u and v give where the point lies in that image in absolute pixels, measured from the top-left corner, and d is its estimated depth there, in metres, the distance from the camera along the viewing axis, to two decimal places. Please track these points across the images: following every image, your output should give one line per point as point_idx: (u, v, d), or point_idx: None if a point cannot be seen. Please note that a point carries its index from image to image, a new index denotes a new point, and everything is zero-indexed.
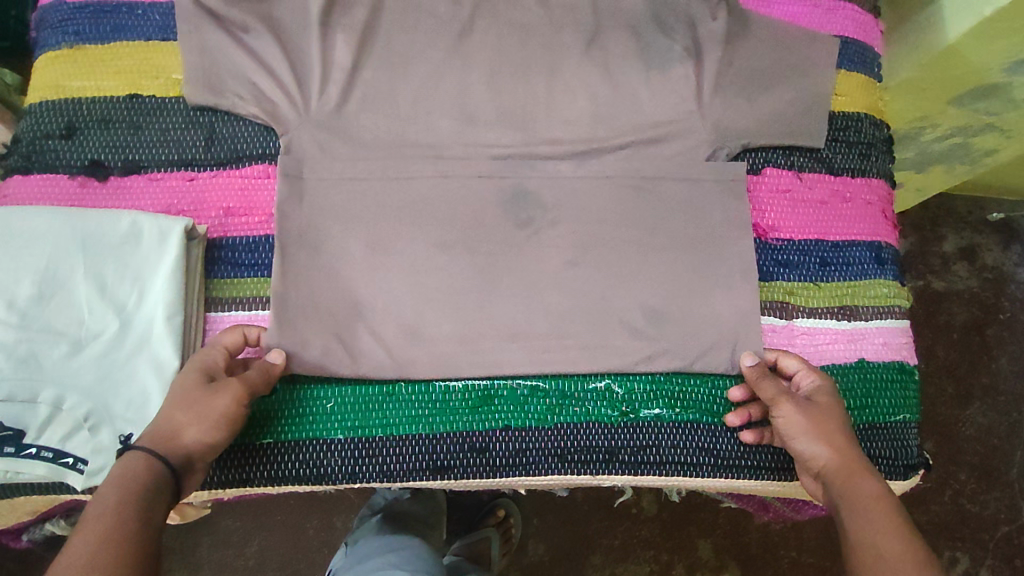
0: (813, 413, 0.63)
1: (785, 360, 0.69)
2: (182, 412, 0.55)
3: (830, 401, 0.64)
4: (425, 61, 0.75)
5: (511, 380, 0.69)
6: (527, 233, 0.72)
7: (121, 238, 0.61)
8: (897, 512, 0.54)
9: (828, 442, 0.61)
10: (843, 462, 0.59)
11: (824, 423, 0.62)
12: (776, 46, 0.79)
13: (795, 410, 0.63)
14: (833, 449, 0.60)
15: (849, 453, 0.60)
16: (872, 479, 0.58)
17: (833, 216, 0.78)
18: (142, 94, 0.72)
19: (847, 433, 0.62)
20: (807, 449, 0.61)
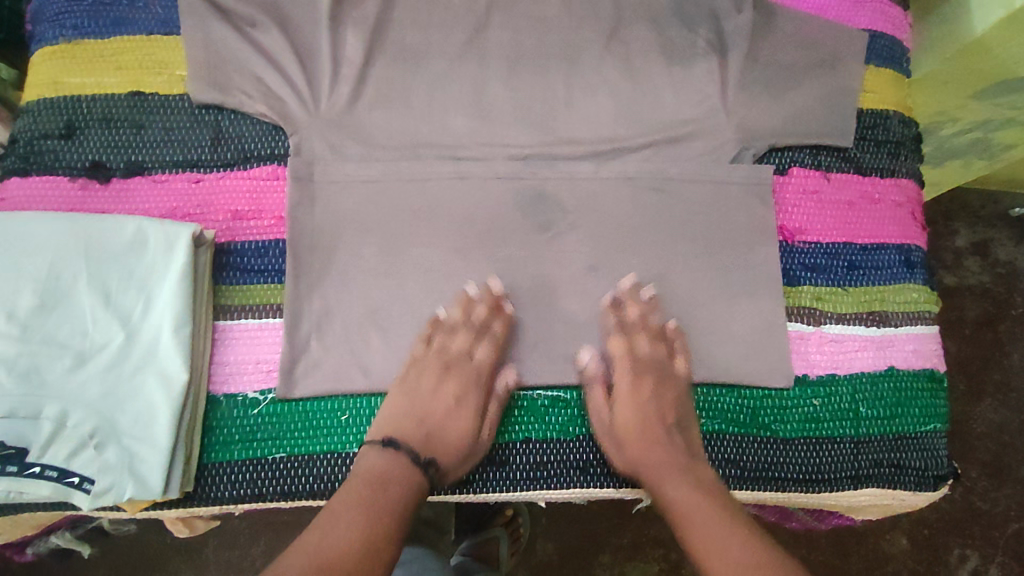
0: (635, 405, 0.64)
1: (630, 306, 0.67)
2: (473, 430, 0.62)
3: (650, 382, 0.65)
4: (440, 55, 0.72)
5: (532, 390, 0.66)
6: (546, 237, 0.69)
7: (126, 245, 0.58)
8: (704, 515, 0.55)
9: (638, 438, 0.63)
10: (654, 456, 0.61)
11: (646, 415, 0.64)
12: (803, 41, 0.76)
13: (620, 407, 0.65)
14: (649, 443, 0.62)
15: (652, 446, 0.62)
16: (677, 483, 0.59)
17: (862, 218, 0.75)
18: (145, 91, 0.69)
19: (661, 422, 0.63)
20: (623, 451, 0.63)
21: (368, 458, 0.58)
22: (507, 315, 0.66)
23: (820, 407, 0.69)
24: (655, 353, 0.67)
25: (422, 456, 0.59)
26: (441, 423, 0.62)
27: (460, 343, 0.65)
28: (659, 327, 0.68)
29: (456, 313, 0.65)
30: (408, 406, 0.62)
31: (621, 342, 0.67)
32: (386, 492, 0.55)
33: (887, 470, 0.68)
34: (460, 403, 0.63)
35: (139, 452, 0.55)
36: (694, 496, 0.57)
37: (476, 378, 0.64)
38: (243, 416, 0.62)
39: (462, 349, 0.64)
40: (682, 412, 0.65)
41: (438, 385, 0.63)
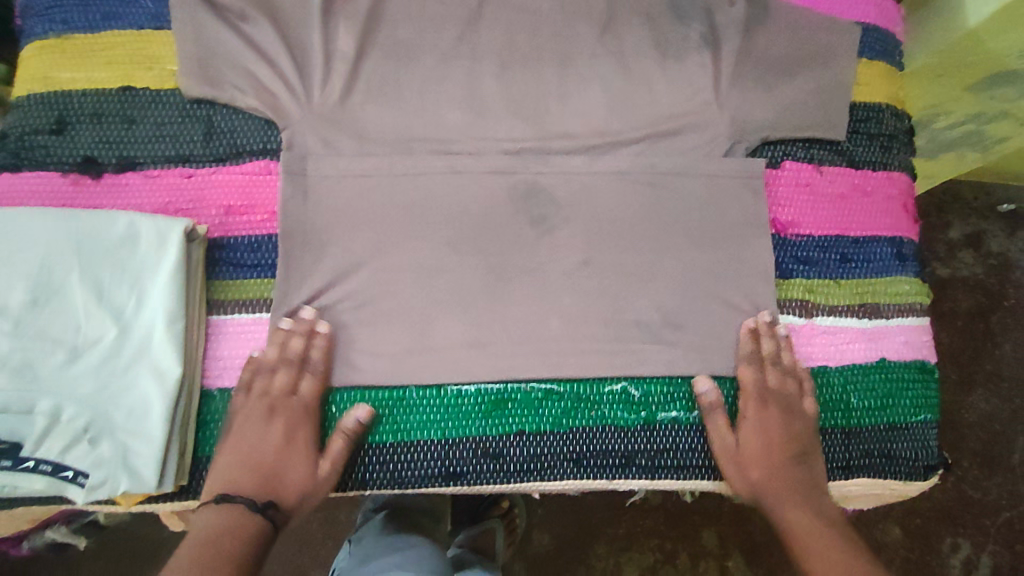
0: (762, 434, 0.65)
1: (764, 339, 0.68)
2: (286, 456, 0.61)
3: (778, 412, 0.66)
4: (432, 49, 0.72)
5: (526, 383, 0.66)
6: (539, 231, 0.70)
7: (117, 241, 0.58)
8: (821, 549, 0.59)
9: (766, 468, 0.64)
10: (782, 491, 0.64)
11: (773, 445, 0.65)
12: (795, 34, 0.76)
13: (744, 432, 0.66)
14: (769, 475, 0.64)
15: (778, 477, 0.64)
16: (799, 513, 0.62)
17: (854, 211, 0.76)
18: (136, 86, 0.68)
19: (787, 454, 0.65)
20: (748, 478, 0.65)
21: (202, 513, 0.56)
22: (324, 337, 0.64)
23: (811, 398, 0.69)
24: (773, 384, 0.67)
25: (261, 502, 0.58)
26: (278, 467, 0.60)
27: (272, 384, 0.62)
28: (792, 363, 0.69)
29: (274, 353, 0.63)
30: (242, 454, 0.60)
31: (752, 370, 0.67)
32: (223, 541, 0.54)
33: (878, 460, 0.69)
34: (290, 445, 0.61)
35: (133, 446, 0.55)
36: (817, 536, 0.60)
37: (302, 415, 0.62)
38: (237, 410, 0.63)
39: (284, 388, 0.62)
40: (810, 444, 0.66)
41: (267, 428, 0.61)
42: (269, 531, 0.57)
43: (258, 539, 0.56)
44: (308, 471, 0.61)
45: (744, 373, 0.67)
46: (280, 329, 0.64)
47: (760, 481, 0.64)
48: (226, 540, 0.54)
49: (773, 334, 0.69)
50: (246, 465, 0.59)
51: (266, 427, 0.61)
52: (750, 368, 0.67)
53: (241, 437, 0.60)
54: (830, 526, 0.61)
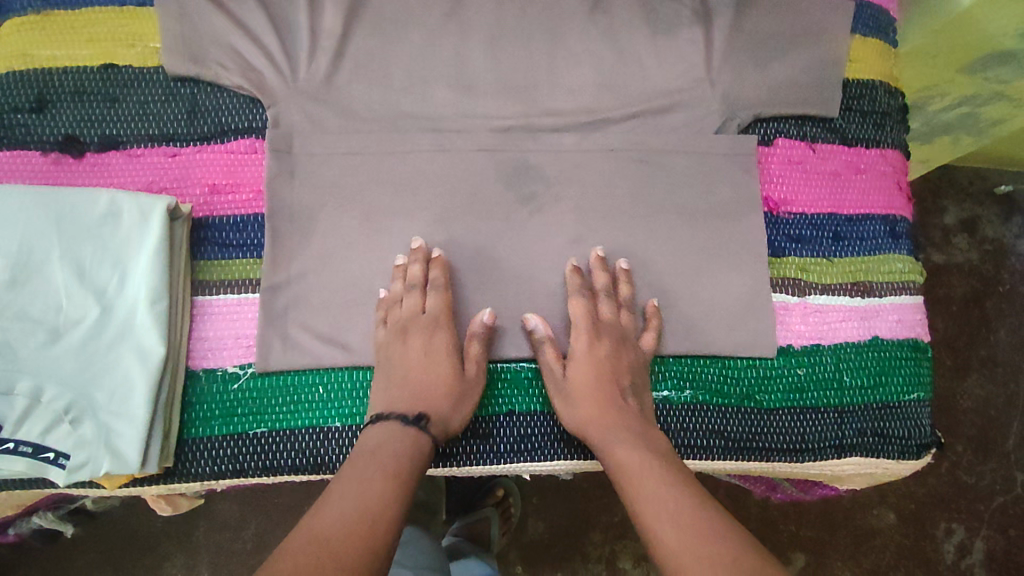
0: (592, 367, 0.63)
1: (596, 274, 0.67)
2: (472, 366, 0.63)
3: (608, 344, 0.64)
4: (421, 26, 0.71)
5: (515, 363, 0.66)
6: (530, 210, 0.69)
7: (99, 219, 0.57)
8: (664, 485, 0.54)
9: (592, 400, 0.62)
10: (606, 425, 0.60)
11: (602, 377, 0.63)
12: (786, 10, 0.76)
13: (575, 365, 0.63)
14: (615, 412, 0.61)
15: (601, 408, 0.61)
16: (626, 449, 0.58)
17: (847, 189, 0.75)
18: (117, 63, 0.67)
19: (613, 387, 0.62)
20: (575, 414, 0.62)
21: (365, 437, 0.58)
22: (440, 259, 0.65)
23: (804, 376, 0.69)
24: (592, 315, 0.65)
25: (414, 414, 0.58)
26: (422, 380, 0.61)
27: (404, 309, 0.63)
28: (627, 298, 0.67)
29: (399, 284, 0.64)
30: (389, 376, 0.61)
31: (582, 304, 0.65)
32: (384, 454, 0.55)
33: (872, 439, 0.68)
34: (431, 358, 0.62)
35: (116, 427, 0.55)
36: (643, 468, 0.56)
37: (435, 328, 0.63)
38: (222, 391, 0.62)
39: (411, 310, 0.63)
40: (639, 377, 0.64)
41: (406, 347, 0.62)
42: (429, 443, 0.58)
43: (420, 452, 0.57)
44: (454, 371, 0.62)
45: (574, 308, 0.65)
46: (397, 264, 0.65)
47: (592, 415, 0.61)
48: (386, 457, 0.55)
49: (606, 270, 0.67)
50: (399, 385, 0.61)
51: (404, 345, 0.62)
52: (582, 301, 0.65)
53: (390, 359, 0.62)
54: (657, 459, 0.57)
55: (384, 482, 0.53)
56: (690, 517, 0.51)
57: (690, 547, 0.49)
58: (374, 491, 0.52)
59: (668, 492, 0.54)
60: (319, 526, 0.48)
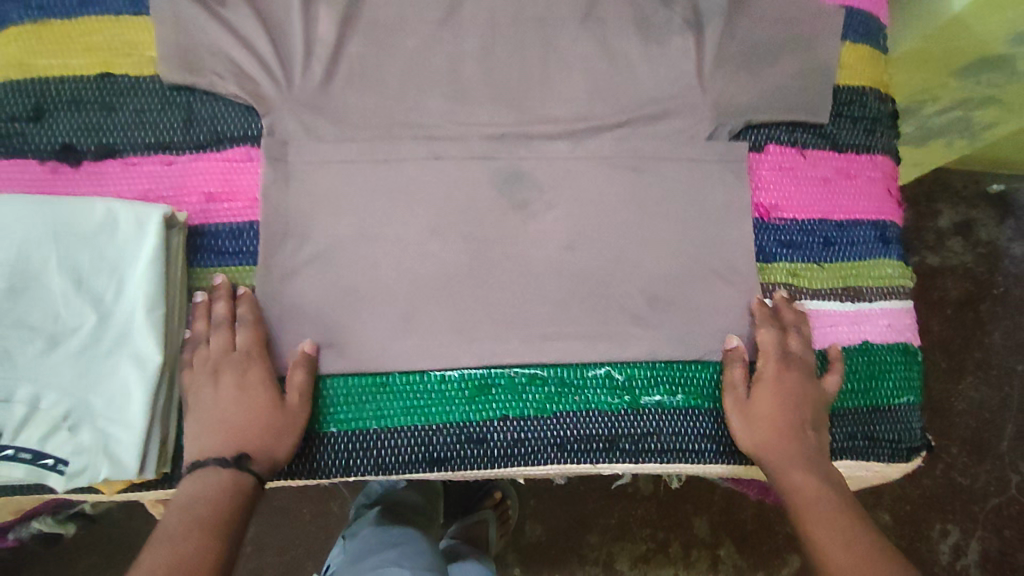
0: (777, 395, 0.65)
1: (783, 309, 0.69)
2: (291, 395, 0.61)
3: (798, 376, 0.66)
4: (416, 35, 0.72)
5: (510, 368, 0.66)
6: (523, 217, 0.70)
7: (95, 228, 0.57)
8: (848, 517, 0.57)
9: (771, 427, 0.64)
10: (784, 450, 0.63)
11: (786, 407, 0.64)
12: (773, 20, 0.77)
13: (759, 390, 0.66)
14: (797, 443, 0.63)
15: (784, 437, 0.63)
16: (807, 474, 0.61)
17: (838, 194, 0.76)
18: (114, 72, 0.68)
19: (797, 418, 0.64)
20: (754, 435, 0.64)
21: (180, 492, 0.55)
22: (246, 295, 0.63)
23: None
24: (779, 343, 0.67)
25: (230, 456, 0.57)
26: (236, 423, 0.58)
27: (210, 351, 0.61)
28: (812, 336, 0.69)
29: (202, 324, 0.62)
30: (202, 420, 0.59)
31: (771, 334, 0.67)
32: (205, 507, 0.54)
33: (863, 443, 0.69)
34: (243, 395, 0.60)
35: (113, 433, 0.55)
36: (821, 495, 0.60)
37: (245, 362, 0.61)
38: None
39: (220, 348, 0.61)
40: (821, 416, 0.66)
41: (217, 388, 0.60)
42: (251, 482, 0.57)
43: (240, 495, 0.56)
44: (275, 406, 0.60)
45: (762, 337, 0.67)
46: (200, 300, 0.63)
47: (770, 441, 0.63)
48: (203, 507, 0.53)
49: (792, 306, 0.70)
50: (214, 429, 0.58)
51: (216, 385, 0.60)
52: (771, 331, 0.67)
53: (200, 405, 0.59)
54: (831, 491, 0.60)
55: (200, 537, 0.51)
56: (868, 553, 0.53)
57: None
58: (185, 547, 0.50)
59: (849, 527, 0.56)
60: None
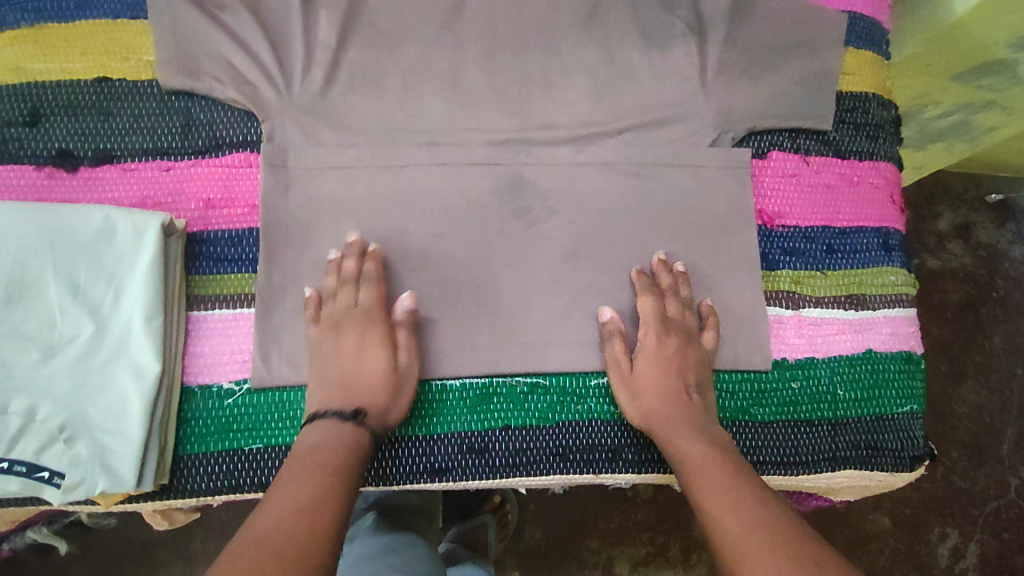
0: (657, 365, 0.65)
1: (661, 275, 0.69)
2: (402, 354, 0.63)
3: (675, 342, 0.66)
4: (417, 39, 0.71)
5: (510, 377, 0.66)
6: (525, 224, 0.69)
7: (93, 236, 0.57)
8: (742, 481, 0.56)
9: (657, 397, 0.64)
10: (668, 419, 0.62)
11: (668, 375, 0.65)
12: (777, 24, 0.77)
13: (640, 363, 0.65)
14: (677, 410, 0.63)
15: (666, 405, 0.63)
16: (693, 441, 0.60)
17: (840, 201, 0.75)
18: (111, 77, 0.67)
19: (677, 386, 0.64)
20: (641, 408, 0.64)
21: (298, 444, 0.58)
22: (376, 253, 0.65)
23: (799, 390, 0.69)
24: (655, 312, 0.67)
25: (349, 410, 0.59)
26: (359, 377, 0.61)
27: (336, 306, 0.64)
28: (688, 299, 0.69)
29: (332, 280, 0.64)
30: (324, 375, 0.62)
31: (651, 302, 0.67)
32: (320, 455, 0.56)
33: (865, 451, 0.69)
34: (363, 354, 0.62)
35: (110, 445, 0.54)
36: (709, 458, 0.59)
37: (368, 320, 0.63)
38: (218, 407, 0.62)
39: (344, 305, 0.63)
40: (702, 374, 0.66)
41: (340, 342, 0.62)
42: (367, 438, 0.59)
43: (358, 449, 0.57)
44: (388, 364, 0.62)
45: (643, 306, 0.67)
46: (330, 258, 0.65)
47: (654, 411, 0.63)
48: (324, 454, 0.56)
49: (670, 271, 0.69)
50: (328, 382, 0.62)
51: (337, 340, 0.62)
52: (648, 299, 0.67)
53: (323, 358, 0.62)
54: (716, 451, 0.60)
55: (322, 480, 0.53)
56: (757, 512, 0.53)
57: (758, 536, 0.51)
58: (309, 492, 0.52)
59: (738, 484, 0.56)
60: (267, 528, 0.49)
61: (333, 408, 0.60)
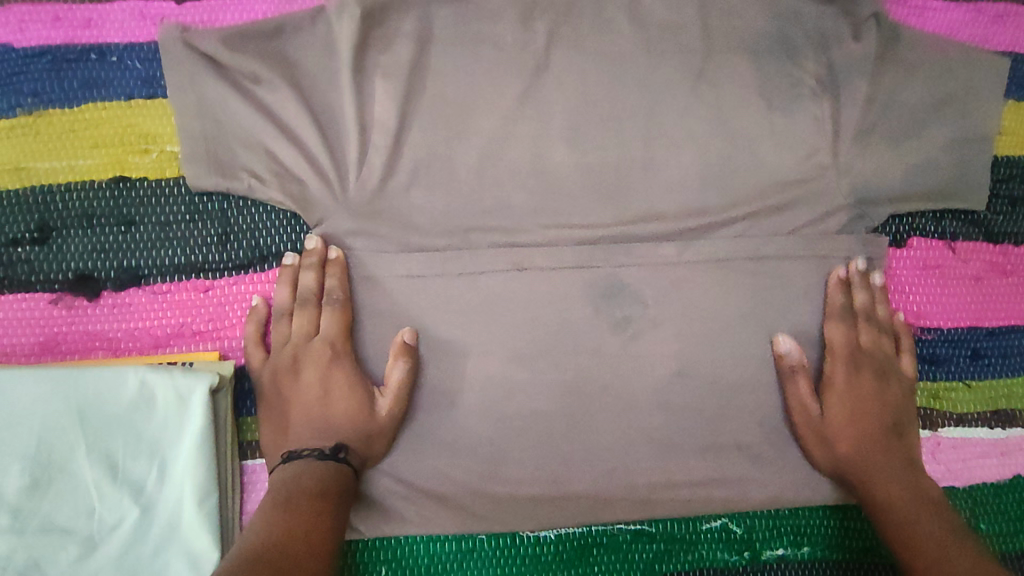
0: (848, 400, 0.58)
1: (857, 291, 0.60)
2: (383, 397, 0.54)
3: (872, 377, 0.59)
4: (492, 110, 0.58)
5: (612, 525, 0.59)
6: (624, 339, 0.58)
7: (128, 405, 0.48)
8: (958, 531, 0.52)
9: (849, 438, 0.57)
10: (866, 462, 0.57)
11: (861, 411, 0.58)
12: (934, 71, 0.62)
13: (830, 402, 0.58)
14: (878, 453, 0.57)
15: (865, 447, 0.57)
16: (896, 486, 0.55)
17: (989, 295, 0.64)
18: (130, 176, 0.56)
19: (873, 424, 0.58)
20: (831, 453, 0.58)
21: (274, 474, 0.51)
22: (339, 263, 0.55)
23: None
24: (847, 337, 0.59)
25: (324, 450, 0.52)
26: (324, 418, 0.53)
27: (289, 330, 0.55)
28: (885, 318, 0.61)
29: (286, 295, 0.56)
30: (290, 413, 0.53)
31: (842, 329, 0.59)
32: (304, 481, 0.50)
33: None
34: (326, 396, 0.53)
35: None
36: (915, 503, 0.54)
37: (335, 355, 0.54)
38: None
39: (304, 333, 0.55)
40: (904, 409, 0.59)
41: (301, 380, 0.54)
42: (348, 473, 0.52)
43: (345, 485, 0.51)
44: (364, 408, 0.53)
45: (833, 333, 0.59)
46: (286, 266, 0.56)
47: (848, 456, 0.57)
48: (306, 480, 0.50)
49: (867, 286, 0.61)
50: (296, 421, 0.53)
51: (297, 378, 0.54)
52: (842, 324, 0.59)
53: (283, 398, 0.54)
54: (927, 503, 0.54)
55: (311, 508, 0.48)
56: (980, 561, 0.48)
57: None
58: (288, 514, 0.47)
59: (969, 546, 0.50)
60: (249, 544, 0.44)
61: (306, 448, 0.52)
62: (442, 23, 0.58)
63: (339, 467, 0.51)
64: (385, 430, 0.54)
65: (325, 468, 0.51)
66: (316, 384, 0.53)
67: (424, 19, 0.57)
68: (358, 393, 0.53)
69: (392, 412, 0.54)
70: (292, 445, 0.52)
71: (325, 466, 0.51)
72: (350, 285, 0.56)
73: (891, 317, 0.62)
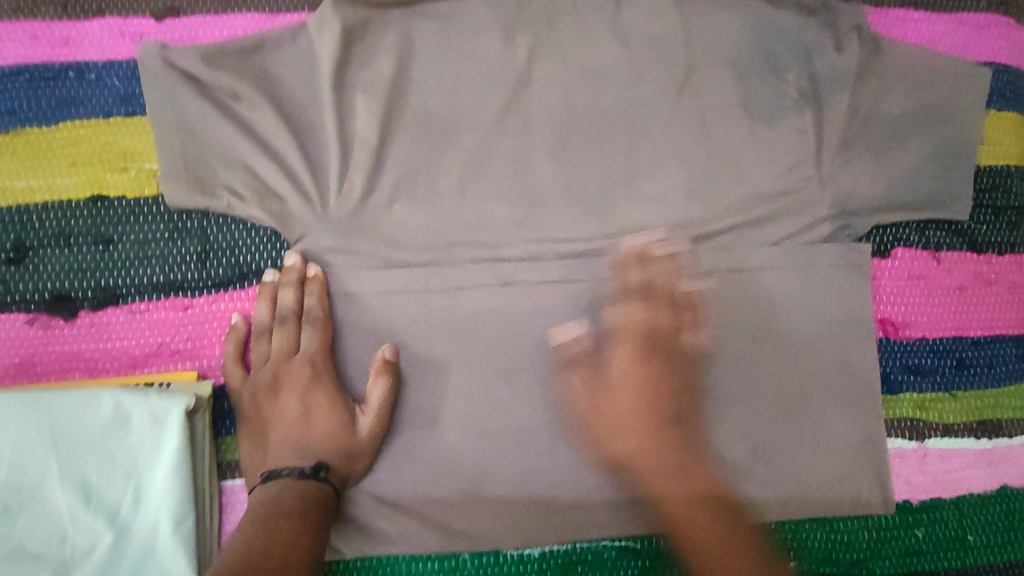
0: (635, 390, 0.57)
1: (631, 271, 0.58)
2: (364, 415, 0.54)
3: (653, 362, 0.57)
4: (473, 125, 0.58)
5: (596, 541, 0.59)
6: (608, 354, 0.58)
7: (102, 428, 0.47)
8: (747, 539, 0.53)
9: (631, 428, 0.56)
10: (647, 460, 0.56)
11: (638, 403, 0.57)
12: (916, 82, 0.62)
13: (608, 394, 0.57)
14: (645, 445, 0.56)
15: (636, 437, 0.56)
16: (675, 483, 0.55)
17: (974, 305, 0.64)
18: (108, 194, 0.55)
19: (653, 413, 0.57)
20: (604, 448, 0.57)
21: (253, 495, 0.50)
22: (317, 281, 0.55)
23: (923, 538, 0.61)
24: (629, 321, 0.58)
25: (304, 468, 0.51)
26: (303, 437, 0.52)
27: (269, 348, 0.55)
28: (664, 293, 0.59)
29: (265, 313, 0.55)
30: (270, 432, 0.53)
31: (624, 311, 0.58)
32: (284, 499, 0.49)
33: None
34: (306, 414, 0.53)
35: None
36: (684, 504, 0.54)
37: (315, 372, 0.54)
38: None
39: (284, 350, 0.54)
40: (684, 392, 0.58)
41: (280, 399, 0.53)
42: (329, 492, 0.51)
43: (326, 504, 0.50)
44: (345, 426, 0.53)
45: (614, 316, 0.58)
46: (265, 283, 0.56)
47: (618, 451, 0.56)
48: (285, 498, 0.49)
49: (660, 263, 0.59)
50: (276, 440, 0.52)
51: (276, 396, 0.53)
52: (625, 305, 0.58)
53: (262, 417, 0.53)
54: (699, 495, 0.55)
55: (291, 526, 0.47)
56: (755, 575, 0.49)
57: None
58: (268, 533, 0.46)
59: (735, 536, 0.53)
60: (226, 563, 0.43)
61: (286, 467, 0.51)
62: (423, 38, 0.58)
63: (319, 486, 0.51)
64: (366, 448, 0.54)
65: (304, 486, 0.50)
66: (295, 401, 0.53)
67: (405, 34, 0.57)
68: (339, 410, 0.53)
69: (373, 429, 0.54)
70: (272, 465, 0.51)
71: (304, 485, 0.50)
72: (330, 302, 0.55)
73: (676, 291, 0.59)
